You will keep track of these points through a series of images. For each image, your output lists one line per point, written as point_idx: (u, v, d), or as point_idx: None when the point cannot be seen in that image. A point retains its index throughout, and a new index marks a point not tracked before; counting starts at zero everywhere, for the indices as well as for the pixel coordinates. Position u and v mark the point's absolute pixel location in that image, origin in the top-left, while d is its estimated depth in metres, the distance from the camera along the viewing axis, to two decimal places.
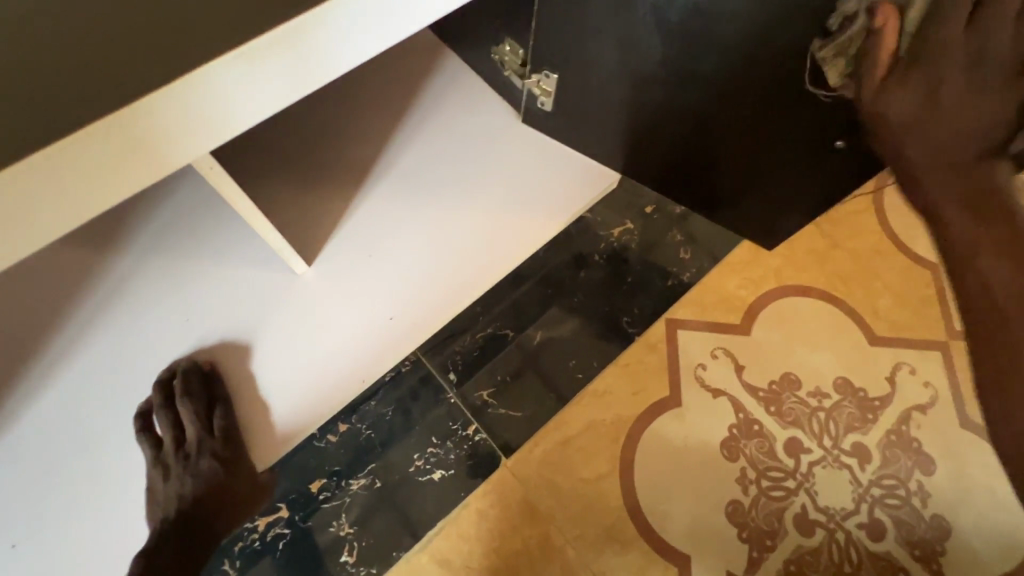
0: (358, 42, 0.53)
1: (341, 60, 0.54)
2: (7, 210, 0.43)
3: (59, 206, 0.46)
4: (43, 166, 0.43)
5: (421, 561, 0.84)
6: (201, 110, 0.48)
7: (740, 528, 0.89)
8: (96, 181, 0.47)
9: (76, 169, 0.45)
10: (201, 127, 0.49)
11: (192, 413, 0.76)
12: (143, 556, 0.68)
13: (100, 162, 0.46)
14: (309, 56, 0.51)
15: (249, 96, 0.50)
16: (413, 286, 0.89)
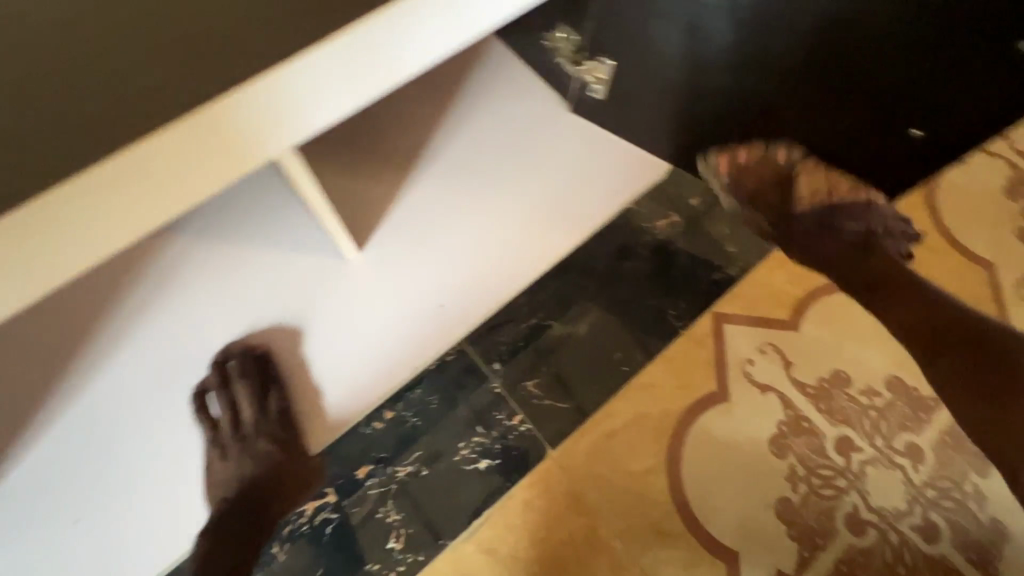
0: (436, 35, 0.61)
1: (416, 47, 0.60)
2: (122, 193, 0.52)
3: (165, 190, 0.54)
4: (153, 155, 0.51)
5: (467, 550, 0.84)
6: (285, 97, 0.55)
7: (789, 526, 0.88)
8: (196, 172, 0.55)
9: (177, 160, 0.53)
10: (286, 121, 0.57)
11: (249, 394, 0.78)
12: (209, 536, 0.69)
13: (196, 153, 0.54)
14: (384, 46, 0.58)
15: (328, 87, 0.57)
16: (461, 272, 0.92)
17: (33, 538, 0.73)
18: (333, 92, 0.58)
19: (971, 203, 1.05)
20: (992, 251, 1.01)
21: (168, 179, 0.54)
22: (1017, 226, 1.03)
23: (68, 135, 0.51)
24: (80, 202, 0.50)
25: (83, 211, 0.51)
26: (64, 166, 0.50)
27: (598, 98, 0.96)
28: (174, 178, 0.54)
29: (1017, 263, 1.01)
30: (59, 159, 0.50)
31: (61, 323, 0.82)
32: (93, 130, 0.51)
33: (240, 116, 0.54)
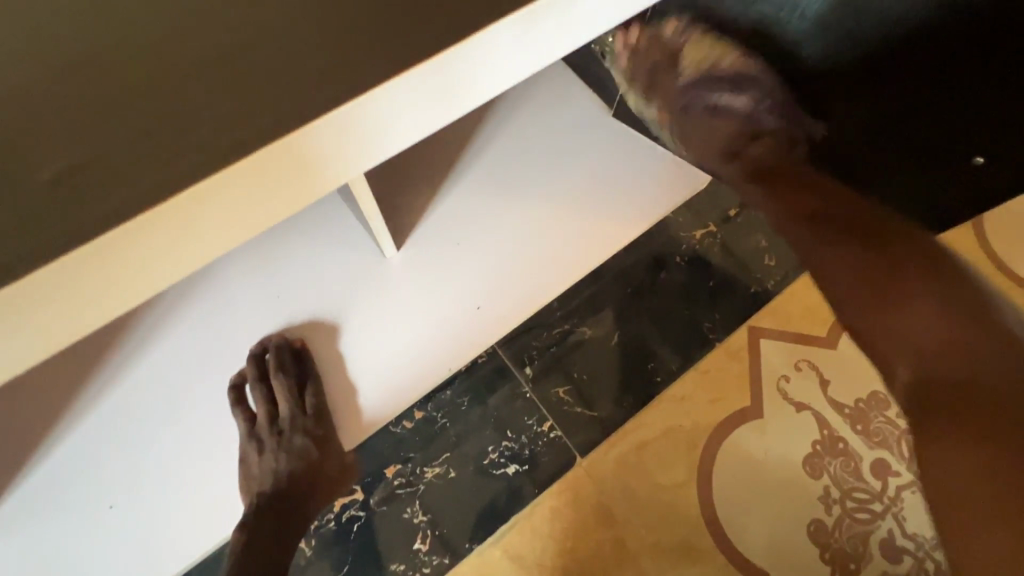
0: (519, 60, 0.57)
1: (502, 66, 0.56)
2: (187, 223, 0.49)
3: (230, 222, 0.51)
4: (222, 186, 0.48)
5: (494, 554, 0.83)
6: (367, 123, 0.52)
7: (822, 549, 0.86)
8: (278, 195, 0.52)
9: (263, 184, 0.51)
10: (364, 146, 0.54)
11: (286, 388, 0.77)
12: (243, 531, 0.68)
13: (281, 176, 0.51)
14: (461, 73, 0.54)
15: (405, 114, 0.54)
16: (497, 276, 0.91)
17: (69, 520, 0.74)
18: (407, 119, 0.54)
19: (1016, 227, 1.01)
20: None
21: (251, 203, 0.51)
22: None
23: (133, 121, 0.50)
24: (155, 230, 0.48)
25: (167, 235, 0.49)
26: (135, 174, 0.48)
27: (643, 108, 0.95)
28: (259, 202, 0.51)
29: None
30: (124, 144, 0.49)
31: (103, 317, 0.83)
32: (158, 117, 0.50)
33: (325, 143, 0.52)
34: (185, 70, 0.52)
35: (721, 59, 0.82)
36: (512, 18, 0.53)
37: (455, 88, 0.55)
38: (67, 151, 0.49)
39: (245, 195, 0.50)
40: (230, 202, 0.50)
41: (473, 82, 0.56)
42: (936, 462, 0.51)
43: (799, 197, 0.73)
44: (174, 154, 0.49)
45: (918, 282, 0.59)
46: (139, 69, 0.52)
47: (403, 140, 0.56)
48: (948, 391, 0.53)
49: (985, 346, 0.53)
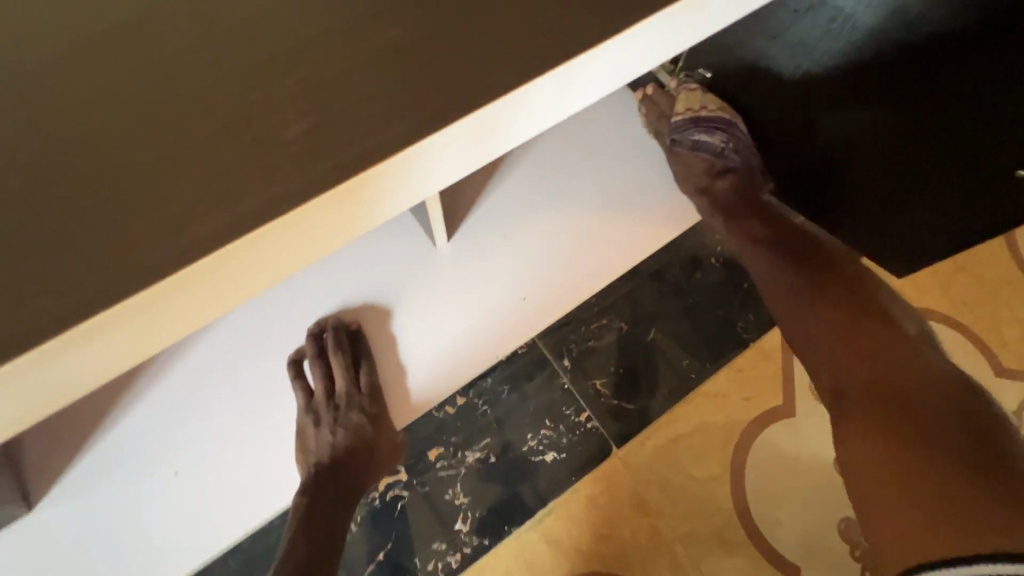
0: (620, 66, 0.53)
1: (603, 79, 0.53)
2: (253, 257, 0.45)
3: (300, 248, 0.47)
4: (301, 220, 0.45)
5: (533, 538, 0.85)
6: (454, 149, 0.49)
7: (853, 547, 0.87)
8: (356, 208, 0.47)
9: (344, 207, 0.46)
10: (422, 177, 0.49)
11: (343, 366, 0.81)
12: (307, 496, 0.73)
13: (362, 196, 0.47)
14: (517, 111, 0.50)
15: (465, 150, 0.50)
16: (539, 270, 0.95)
17: (137, 487, 0.78)
18: (460, 156, 0.50)
19: None
20: None
21: (336, 212, 0.46)
22: None
23: (197, 73, 0.47)
24: (231, 262, 0.44)
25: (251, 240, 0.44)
26: None
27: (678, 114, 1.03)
28: (326, 233, 0.47)
29: None
30: (191, 98, 0.46)
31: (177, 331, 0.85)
32: (223, 70, 0.47)
33: (394, 172, 0.47)
34: (250, 19, 0.49)
35: (706, 105, 0.92)
36: (612, 42, 0.50)
37: (511, 126, 0.51)
38: (129, 103, 0.46)
39: (331, 208, 0.46)
40: (313, 216, 0.45)
41: (531, 120, 0.52)
42: (857, 454, 0.64)
43: (743, 231, 0.88)
44: (245, 114, 0.46)
45: (847, 313, 0.73)
46: (203, 15, 0.49)
47: (456, 171, 0.51)
48: (864, 395, 0.67)
49: (884, 346, 0.69)
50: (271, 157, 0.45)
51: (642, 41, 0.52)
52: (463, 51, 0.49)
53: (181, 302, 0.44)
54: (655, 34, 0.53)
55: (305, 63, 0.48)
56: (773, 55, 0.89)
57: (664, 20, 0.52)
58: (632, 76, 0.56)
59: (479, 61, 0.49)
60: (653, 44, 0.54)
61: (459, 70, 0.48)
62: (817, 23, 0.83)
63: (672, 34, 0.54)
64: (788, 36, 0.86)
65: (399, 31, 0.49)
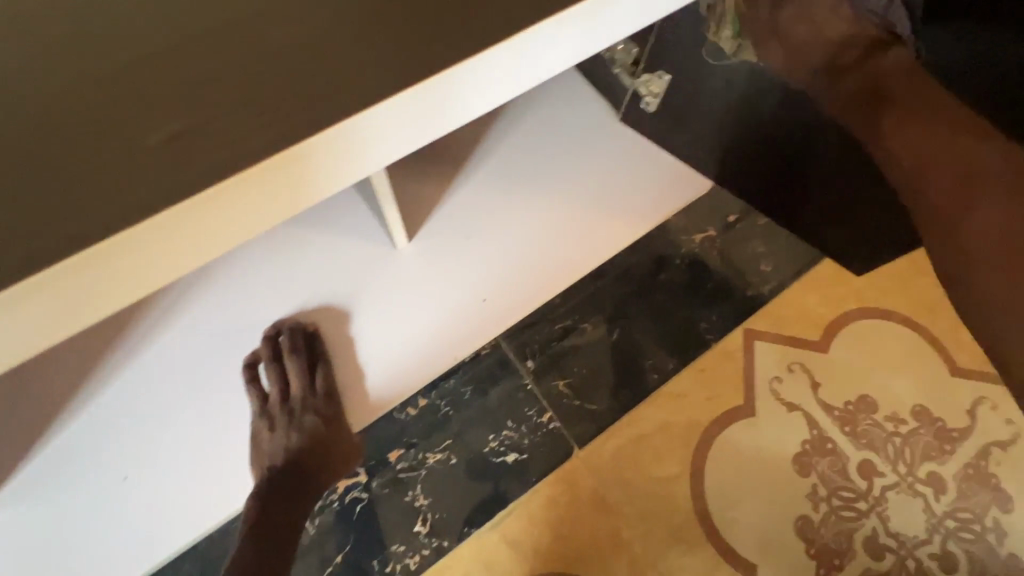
0: (567, 41, 0.51)
1: (549, 57, 0.51)
2: (167, 251, 0.43)
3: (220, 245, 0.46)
4: (217, 218, 0.43)
5: (492, 538, 0.85)
6: (383, 129, 0.46)
7: (808, 544, 0.89)
8: (281, 203, 0.46)
9: (264, 200, 0.45)
10: (350, 167, 0.47)
11: (298, 369, 0.81)
12: (258, 501, 0.73)
13: (280, 187, 0.45)
14: (454, 92, 0.48)
15: (396, 135, 0.48)
16: (502, 271, 0.95)
17: (87, 491, 0.77)
18: (389, 142, 0.48)
19: None
20: None
21: (256, 206, 0.45)
22: None
23: (119, 70, 0.46)
24: (136, 256, 0.42)
25: (170, 240, 0.43)
26: None
27: (651, 111, 0.98)
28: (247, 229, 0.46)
29: None
30: (110, 94, 0.45)
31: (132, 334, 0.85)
32: (146, 67, 0.46)
33: (318, 160, 0.45)
34: (178, 16, 0.48)
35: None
36: (553, 19, 0.49)
37: (443, 110, 0.48)
38: (47, 100, 0.45)
39: (255, 208, 0.45)
40: (232, 209, 0.44)
41: (466, 105, 0.50)
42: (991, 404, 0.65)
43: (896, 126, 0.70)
44: (165, 110, 0.45)
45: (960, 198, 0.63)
46: (131, 15, 0.48)
47: (388, 157, 0.49)
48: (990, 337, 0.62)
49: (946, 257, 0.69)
50: (186, 153, 0.43)
51: (585, 21, 0.51)
52: (391, 42, 0.47)
53: (96, 304, 0.43)
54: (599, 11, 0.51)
55: (230, 58, 0.46)
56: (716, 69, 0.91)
57: (600, 3, 0.50)
58: (583, 55, 0.54)
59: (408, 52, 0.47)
60: (601, 24, 0.52)
61: (387, 60, 0.46)
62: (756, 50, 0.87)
63: (612, 20, 0.53)
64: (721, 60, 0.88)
65: (327, 23, 0.47)
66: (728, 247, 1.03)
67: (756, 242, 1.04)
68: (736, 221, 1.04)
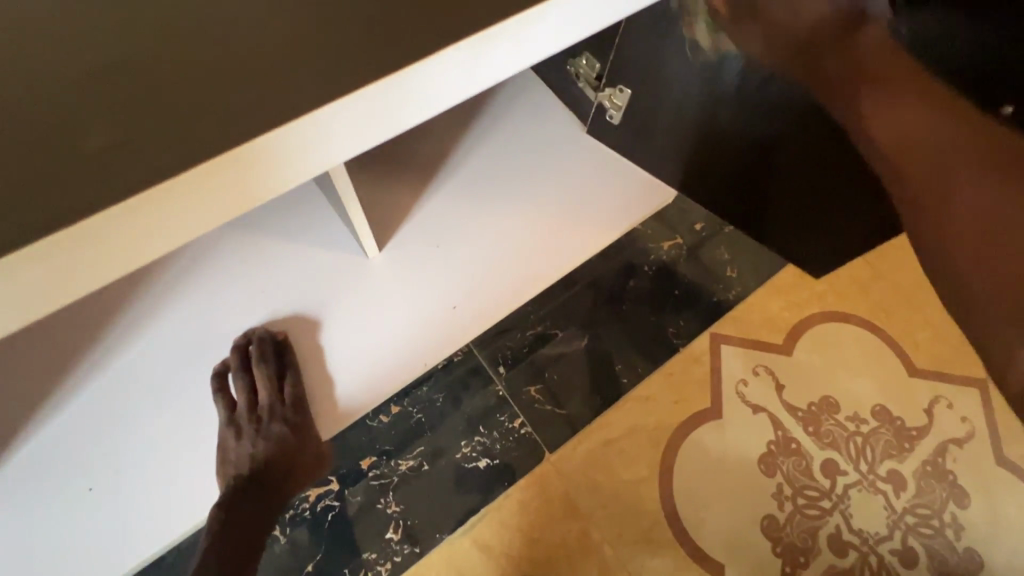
0: (506, 53, 0.55)
1: (491, 65, 0.55)
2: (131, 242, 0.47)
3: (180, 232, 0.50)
4: (173, 214, 0.48)
5: (463, 544, 0.86)
6: (334, 134, 0.51)
7: (774, 543, 0.91)
8: (231, 200, 0.50)
9: (218, 196, 0.49)
10: (293, 163, 0.51)
11: (267, 377, 0.82)
12: (222, 509, 0.73)
13: (235, 179, 0.49)
14: (399, 99, 0.52)
15: (347, 133, 0.52)
16: (471, 279, 0.96)
17: (51, 503, 0.76)
18: (338, 138, 0.52)
19: None
20: None
21: (214, 196, 0.49)
22: None
23: (90, 91, 0.48)
24: (100, 248, 0.46)
25: (127, 231, 0.47)
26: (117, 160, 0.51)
27: (614, 123, 1.00)
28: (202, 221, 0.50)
29: None
30: (81, 115, 0.48)
31: (95, 347, 0.84)
32: (117, 88, 0.49)
33: (261, 158, 0.49)
34: (147, 40, 0.51)
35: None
36: (493, 31, 0.52)
37: (391, 114, 0.53)
38: (22, 116, 0.47)
39: (211, 200, 0.49)
40: (193, 199, 0.48)
41: (410, 109, 0.54)
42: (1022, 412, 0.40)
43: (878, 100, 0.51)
44: (133, 127, 0.47)
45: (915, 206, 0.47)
46: (101, 37, 0.51)
47: (338, 155, 0.53)
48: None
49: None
50: (155, 174, 0.46)
51: (526, 35, 0.55)
52: (348, 63, 0.50)
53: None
54: (537, 25, 0.55)
55: (196, 81, 0.49)
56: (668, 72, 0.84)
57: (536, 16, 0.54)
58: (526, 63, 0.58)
59: (366, 74, 0.50)
60: (541, 36, 0.56)
61: (345, 83, 0.49)
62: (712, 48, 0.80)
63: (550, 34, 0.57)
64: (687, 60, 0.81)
65: (287, 45, 0.50)
66: (694, 253, 1.07)
67: (722, 249, 1.08)
68: (702, 229, 1.08)
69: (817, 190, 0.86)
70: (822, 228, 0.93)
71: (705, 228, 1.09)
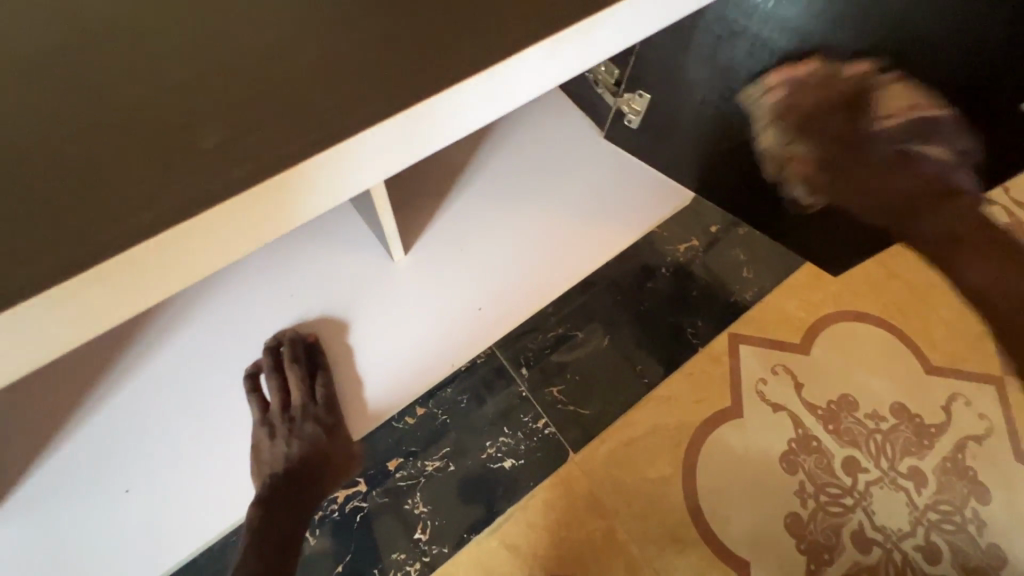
0: (551, 66, 0.54)
1: (536, 81, 0.54)
2: (184, 255, 0.45)
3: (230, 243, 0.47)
4: (219, 221, 0.45)
5: (491, 544, 0.87)
6: (377, 151, 0.49)
7: (798, 540, 0.92)
8: (279, 212, 0.48)
9: (266, 211, 0.47)
10: (340, 179, 0.49)
11: (298, 378, 0.83)
12: (259, 505, 0.74)
13: (276, 199, 0.47)
14: (445, 113, 0.51)
15: (388, 150, 0.50)
16: (494, 281, 0.98)
17: (91, 507, 0.77)
18: (378, 158, 0.50)
19: None
20: None
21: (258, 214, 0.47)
22: None
23: (126, 84, 0.47)
24: (151, 263, 0.44)
25: (181, 246, 0.45)
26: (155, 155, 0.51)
27: (632, 127, 1.02)
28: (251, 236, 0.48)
29: None
30: (118, 108, 0.46)
31: (129, 353, 0.85)
32: (153, 80, 0.48)
33: (309, 175, 0.47)
34: (181, 31, 0.49)
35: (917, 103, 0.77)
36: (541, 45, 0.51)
37: (424, 134, 0.51)
38: (54, 104, 0.46)
39: (254, 216, 0.47)
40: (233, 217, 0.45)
41: (443, 130, 0.52)
42: None
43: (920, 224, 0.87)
44: (176, 117, 0.46)
45: None
46: (132, 26, 0.49)
47: (366, 180, 0.51)
48: None
49: None
50: (198, 169, 0.45)
51: (572, 47, 0.54)
52: (390, 57, 0.49)
53: (99, 300, 0.43)
54: (583, 39, 0.54)
55: (234, 72, 0.48)
56: (694, 72, 0.86)
57: (581, 29, 0.53)
58: (568, 76, 0.57)
59: (408, 68, 0.49)
60: (585, 48, 0.55)
61: (388, 78, 0.49)
62: (741, 46, 0.79)
63: (592, 46, 0.56)
64: (715, 59, 0.82)
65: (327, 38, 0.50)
66: (710, 253, 1.08)
67: (737, 249, 1.09)
68: (716, 228, 1.10)
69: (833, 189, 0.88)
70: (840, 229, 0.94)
71: (719, 228, 1.10)
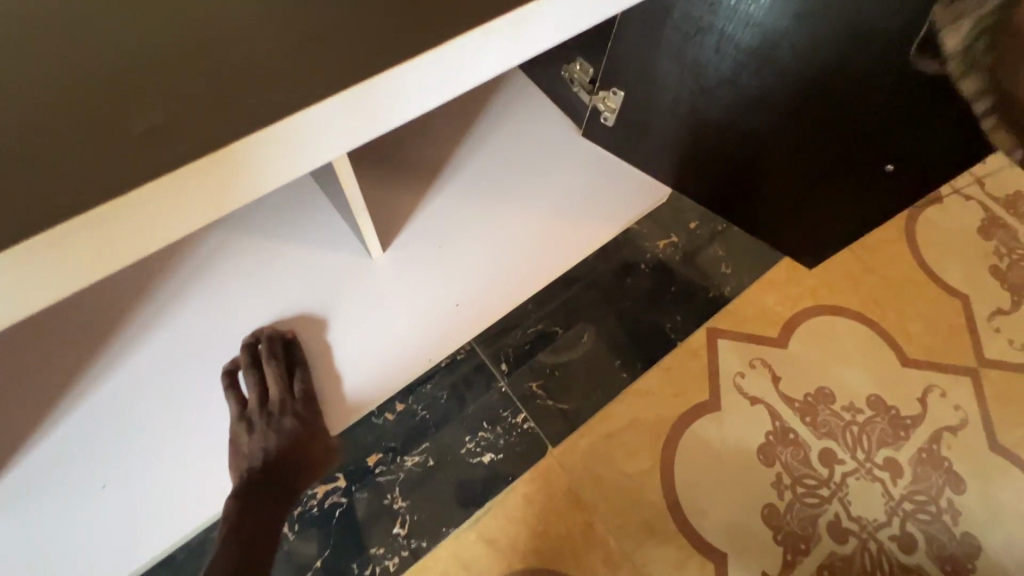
0: (503, 46, 0.56)
1: (489, 60, 0.56)
2: (138, 229, 0.47)
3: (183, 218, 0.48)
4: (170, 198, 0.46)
5: (469, 538, 0.87)
6: (337, 127, 0.52)
7: (775, 531, 0.92)
8: (231, 185, 0.49)
9: (218, 183, 0.48)
10: (293, 153, 0.51)
11: (277, 375, 0.84)
12: (237, 499, 0.75)
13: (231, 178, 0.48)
14: (398, 93, 0.53)
15: (339, 126, 0.52)
16: (473, 276, 0.99)
17: (66, 501, 0.78)
18: (334, 133, 0.52)
19: (943, 242, 1.16)
20: (961, 285, 1.12)
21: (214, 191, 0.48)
22: (986, 264, 1.14)
23: (88, 76, 0.48)
24: (105, 234, 0.45)
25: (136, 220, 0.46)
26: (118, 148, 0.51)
27: (608, 125, 1.04)
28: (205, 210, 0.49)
29: (987, 297, 1.12)
30: (78, 103, 0.47)
31: (106, 350, 0.86)
32: (113, 77, 0.48)
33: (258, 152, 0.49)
34: (146, 26, 0.50)
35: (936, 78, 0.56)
36: (493, 27, 0.53)
37: (378, 112, 0.53)
38: (15, 96, 0.47)
39: (207, 189, 0.48)
40: (190, 191, 0.47)
41: (400, 106, 0.54)
42: None
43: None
44: (136, 109, 0.47)
45: None
46: (97, 23, 0.50)
47: (324, 157, 0.53)
48: None
49: None
50: (155, 156, 0.46)
51: (526, 28, 0.56)
52: (350, 51, 0.50)
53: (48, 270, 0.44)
54: (535, 21, 0.56)
55: (196, 66, 0.49)
56: (664, 69, 0.88)
57: (531, 11, 0.54)
58: (521, 57, 0.59)
59: (369, 62, 0.50)
60: (539, 31, 0.57)
61: (348, 72, 0.50)
62: (707, 42, 0.81)
63: (539, 29, 0.57)
64: (683, 55, 0.85)
65: (289, 34, 0.51)
66: (689, 249, 1.09)
67: (716, 245, 1.10)
68: (696, 226, 1.11)
69: (803, 176, 0.91)
70: (816, 217, 0.97)
71: (699, 225, 1.11)
